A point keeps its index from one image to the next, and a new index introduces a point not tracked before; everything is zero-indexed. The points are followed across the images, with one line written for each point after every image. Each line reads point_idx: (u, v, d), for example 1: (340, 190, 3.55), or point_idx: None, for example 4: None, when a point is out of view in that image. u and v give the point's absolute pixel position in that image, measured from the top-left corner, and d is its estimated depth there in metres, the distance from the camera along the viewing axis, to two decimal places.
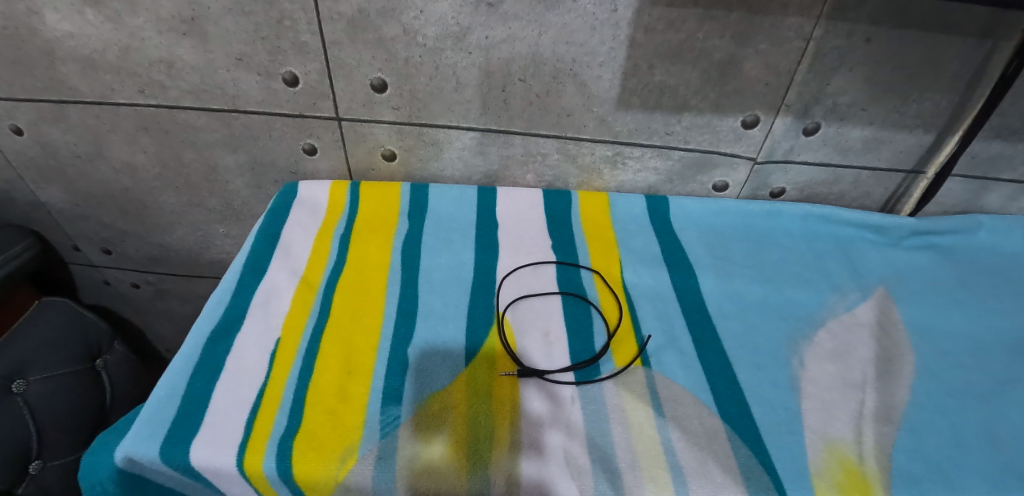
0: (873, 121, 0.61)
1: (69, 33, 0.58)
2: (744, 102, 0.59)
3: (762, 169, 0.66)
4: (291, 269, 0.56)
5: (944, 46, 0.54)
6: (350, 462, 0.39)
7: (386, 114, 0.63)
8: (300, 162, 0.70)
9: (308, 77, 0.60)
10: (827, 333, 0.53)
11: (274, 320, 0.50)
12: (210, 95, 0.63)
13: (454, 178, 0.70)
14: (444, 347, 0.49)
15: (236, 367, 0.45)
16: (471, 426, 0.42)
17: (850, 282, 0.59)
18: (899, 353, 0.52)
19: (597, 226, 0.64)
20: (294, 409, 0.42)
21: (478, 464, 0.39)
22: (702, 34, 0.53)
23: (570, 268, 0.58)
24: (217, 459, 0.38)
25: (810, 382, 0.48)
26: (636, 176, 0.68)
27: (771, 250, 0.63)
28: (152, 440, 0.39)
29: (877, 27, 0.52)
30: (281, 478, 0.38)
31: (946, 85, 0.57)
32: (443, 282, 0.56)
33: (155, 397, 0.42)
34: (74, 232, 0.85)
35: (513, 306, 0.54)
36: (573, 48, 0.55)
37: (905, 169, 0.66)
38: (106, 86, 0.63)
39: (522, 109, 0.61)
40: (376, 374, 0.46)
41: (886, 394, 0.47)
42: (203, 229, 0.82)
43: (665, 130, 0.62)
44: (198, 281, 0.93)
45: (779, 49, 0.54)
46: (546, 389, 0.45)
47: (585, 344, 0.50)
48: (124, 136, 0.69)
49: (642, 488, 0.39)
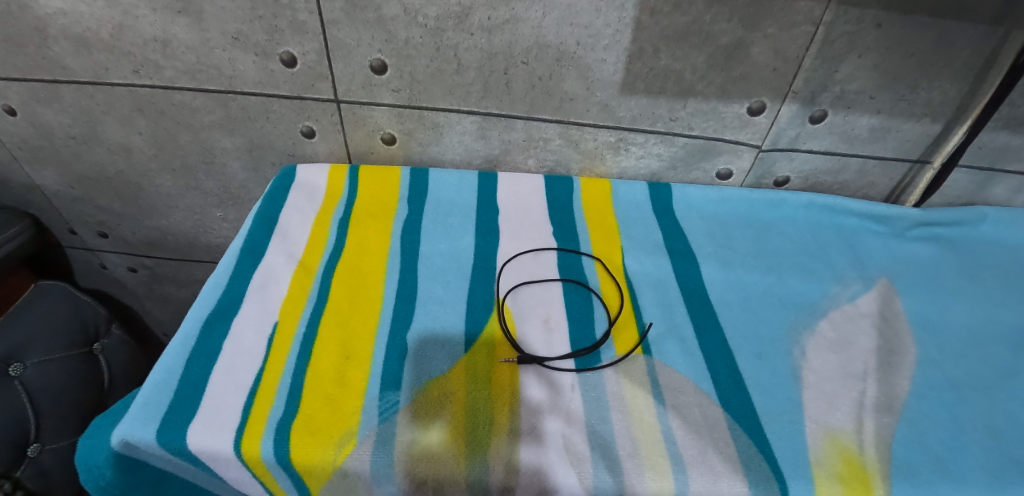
0: (881, 110, 0.60)
1: (61, 10, 0.56)
2: (750, 87, 0.58)
3: (766, 156, 0.65)
4: (288, 254, 0.55)
5: (955, 33, 0.53)
6: (348, 447, 0.39)
7: (386, 96, 0.61)
8: (298, 145, 0.69)
9: (306, 58, 0.58)
10: (829, 323, 0.53)
11: (272, 304, 0.50)
12: (206, 75, 0.61)
13: (454, 162, 0.69)
14: (443, 334, 0.48)
15: (233, 351, 0.45)
16: (470, 413, 0.41)
17: (853, 272, 0.59)
18: (900, 343, 0.51)
19: (599, 214, 0.63)
20: (292, 393, 0.42)
21: (477, 450, 0.39)
22: (709, 17, 0.52)
23: (571, 255, 0.58)
24: (214, 443, 0.38)
25: (811, 372, 0.47)
26: (639, 162, 0.67)
27: (774, 240, 0.62)
28: (147, 423, 0.38)
29: (888, 13, 0.51)
30: (278, 462, 0.38)
31: (956, 73, 0.56)
32: (444, 267, 0.56)
33: (151, 381, 0.41)
34: (70, 215, 0.84)
35: (513, 293, 0.53)
36: (577, 30, 0.54)
37: (911, 158, 0.65)
38: (99, 65, 0.62)
39: (525, 92, 0.60)
40: (374, 360, 0.45)
41: (887, 385, 0.47)
42: (200, 213, 0.82)
43: (669, 116, 0.61)
44: (196, 265, 0.92)
45: (788, 34, 0.53)
46: (546, 376, 0.45)
47: (584, 332, 0.49)
48: (119, 117, 0.68)
49: (641, 475, 0.39)
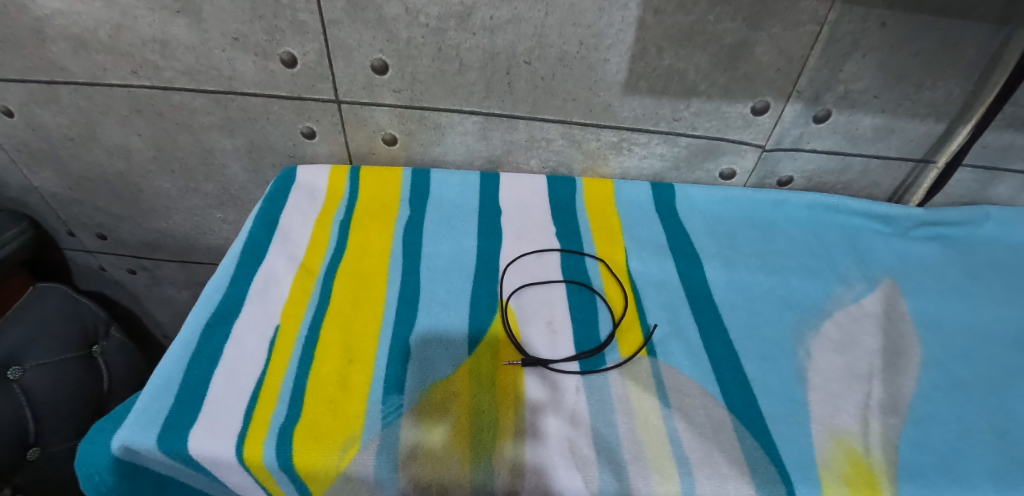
0: (885, 109, 0.59)
1: (59, 10, 0.56)
2: (754, 87, 0.58)
3: (769, 156, 0.65)
4: (289, 256, 0.55)
5: (960, 32, 0.52)
6: (352, 451, 0.38)
7: (387, 96, 0.61)
8: (299, 146, 0.68)
9: (306, 58, 0.58)
10: (834, 324, 0.52)
11: (273, 307, 0.49)
12: (205, 76, 0.61)
13: (456, 162, 0.68)
14: (446, 336, 0.48)
15: (234, 354, 0.44)
16: (474, 416, 0.41)
17: (858, 272, 0.58)
18: (905, 344, 0.51)
19: (602, 214, 0.63)
20: (294, 396, 0.42)
21: (482, 454, 0.39)
22: (713, 16, 0.52)
23: (574, 256, 0.57)
24: (216, 448, 0.38)
25: (817, 373, 0.47)
26: (641, 162, 0.67)
27: (777, 240, 0.62)
28: (149, 428, 0.38)
29: (893, 12, 0.51)
30: (281, 467, 0.38)
31: (961, 72, 0.56)
32: (446, 269, 0.55)
33: (152, 385, 0.41)
34: (68, 217, 0.84)
35: (516, 295, 0.53)
36: (579, 29, 0.54)
37: (915, 158, 0.65)
38: (97, 66, 0.61)
39: (527, 93, 0.60)
40: (377, 362, 0.45)
41: (893, 386, 0.47)
42: (199, 214, 0.81)
43: (672, 116, 0.61)
44: (196, 267, 0.92)
45: (792, 34, 0.53)
46: (550, 379, 0.45)
47: (588, 333, 0.49)
48: (118, 118, 0.67)
49: (647, 479, 0.38)
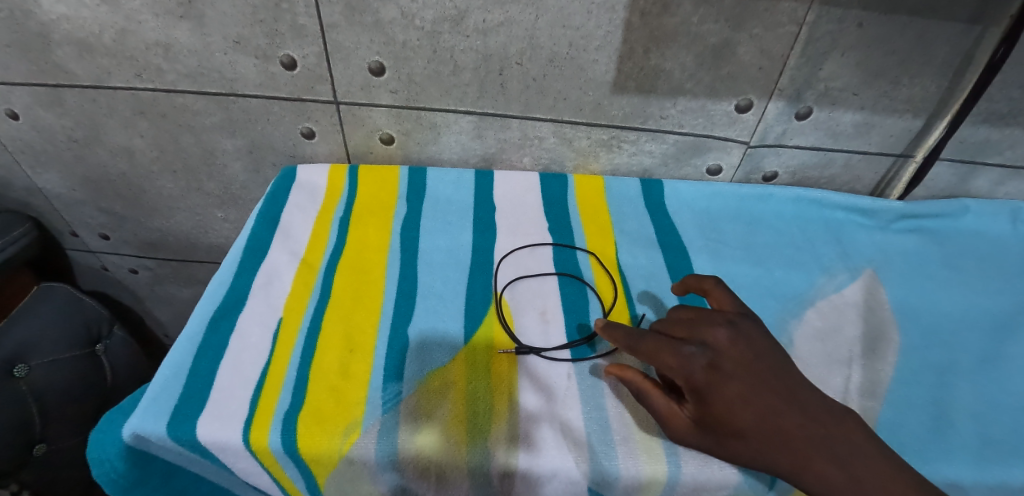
0: (864, 106, 0.62)
1: (64, 15, 0.57)
2: (738, 86, 0.60)
3: (754, 152, 0.67)
4: (291, 252, 0.57)
5: (934, 31, 0.55)
6: (354, 436, 0.40)
7: (384, 97, 0.63)
8: (298, 146, 0.70)
9: (306, 60, 0.60)
10: (816, 312, 0.54)
11: (276, 300, 0.51)
12: (207, 78, 0.63)
13: (452, 161, 0.70)
14: (443, 327, 0.50)
15: (239, 346, 0.46)
16: (471, 402, 0.43)
17: (840, 263, 0.61)
18: (884, 331, 0.53)
19: (593, 210, 0.65)
20: (298, 385, 0.43)
21: (478, 437, 0.41)
22: (697, 18, 0.54)
23: (566, 250, 0.59)
24: (224, 433, 0.39)
25: (798, 359, 0.49)
26: (631, 159, 0.69)
27: (763, 233, 0.64)
28: (159, 416, 0.40)
29: (869, 12, 0.53)
30: (286, 451, 0.40)
31: (936, 70, 0.58)
32: (443, 263, 0.57)
33: (161, 376, 0.43)
34: (71, 217, 0.85)
35: (510, 287, 0.55)
36: (569, 31, 0.56)
37: (895, 153, 0.67)
38: (102, 69, 0.63)
39: (520, 92, 0.62)
40: (377, 352, 0.47)
41: (871, 370, 0.49)
42: (201, 214, 0.83)
43: (660, 114, 0.63)
44: (197, 266, 0.93)
45: (774, 34, 0.55)
46: (543, 367, 0.47)
47: (580, 323, 0.51)
48: (121, 120, 0.69)
49: (636, 459, 0.40)
